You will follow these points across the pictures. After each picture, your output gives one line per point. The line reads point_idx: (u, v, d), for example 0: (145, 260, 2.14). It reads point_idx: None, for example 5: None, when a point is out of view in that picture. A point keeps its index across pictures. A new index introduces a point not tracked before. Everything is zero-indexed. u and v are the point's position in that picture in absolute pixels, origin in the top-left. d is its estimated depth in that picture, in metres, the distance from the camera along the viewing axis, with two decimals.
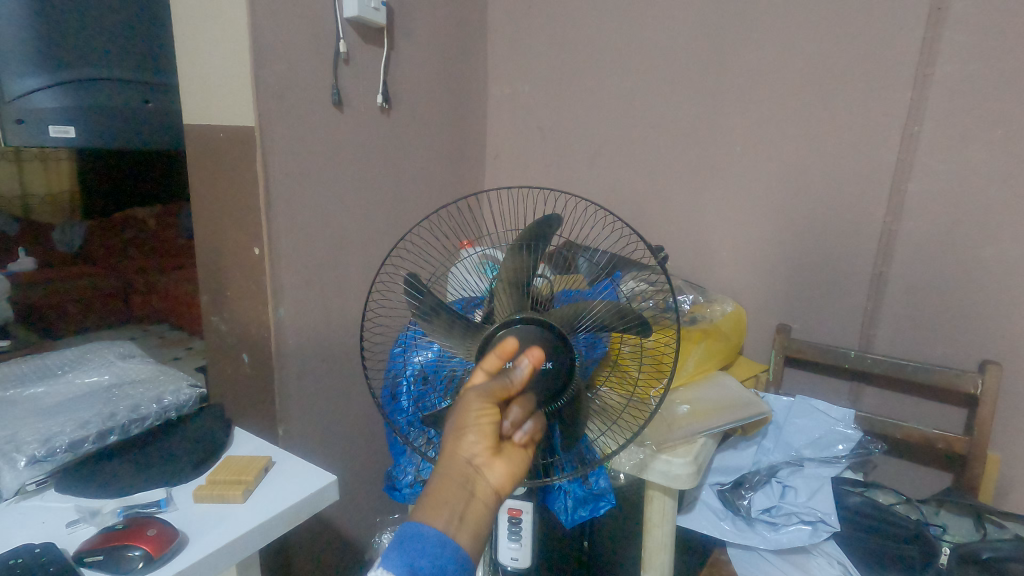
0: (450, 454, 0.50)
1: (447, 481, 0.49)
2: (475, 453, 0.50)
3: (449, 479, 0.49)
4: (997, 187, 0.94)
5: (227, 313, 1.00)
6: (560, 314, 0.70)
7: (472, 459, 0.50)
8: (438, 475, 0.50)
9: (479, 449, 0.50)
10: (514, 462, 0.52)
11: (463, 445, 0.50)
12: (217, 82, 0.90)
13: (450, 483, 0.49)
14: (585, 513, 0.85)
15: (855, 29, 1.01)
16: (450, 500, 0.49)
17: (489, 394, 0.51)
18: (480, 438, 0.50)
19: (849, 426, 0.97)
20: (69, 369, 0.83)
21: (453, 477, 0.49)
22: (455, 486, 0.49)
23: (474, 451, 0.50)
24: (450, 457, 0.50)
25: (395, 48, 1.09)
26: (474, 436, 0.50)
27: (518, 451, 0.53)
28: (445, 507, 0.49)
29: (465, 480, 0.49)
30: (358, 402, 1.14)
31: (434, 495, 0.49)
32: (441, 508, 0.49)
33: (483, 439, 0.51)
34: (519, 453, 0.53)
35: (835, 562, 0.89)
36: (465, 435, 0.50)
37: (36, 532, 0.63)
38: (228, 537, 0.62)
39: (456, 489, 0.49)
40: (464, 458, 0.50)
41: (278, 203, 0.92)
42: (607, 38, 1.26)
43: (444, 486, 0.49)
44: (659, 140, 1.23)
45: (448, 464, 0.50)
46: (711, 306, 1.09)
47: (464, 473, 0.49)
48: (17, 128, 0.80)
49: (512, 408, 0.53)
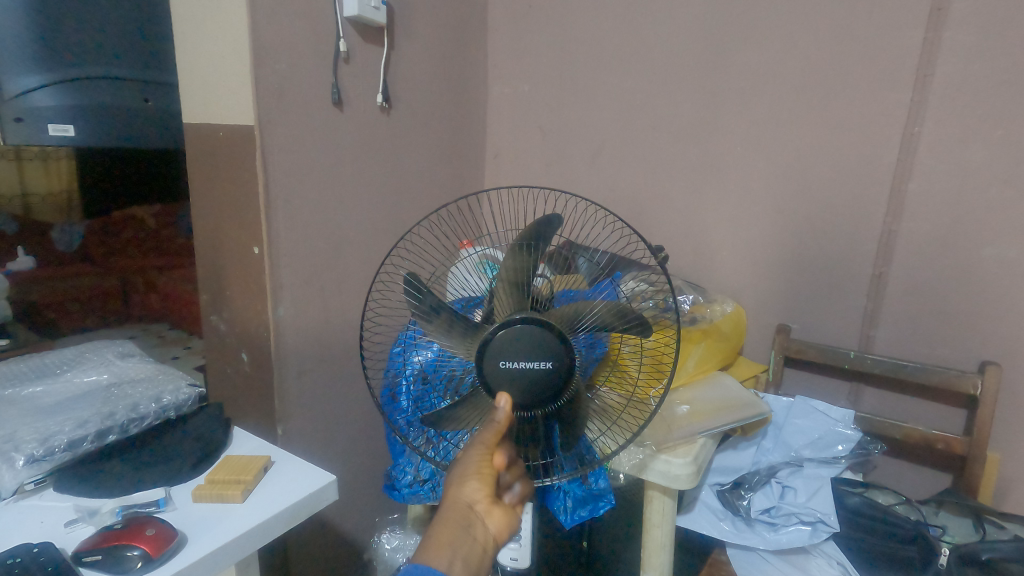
0: (453, 499, 0.56)
1: (450, 524, 0.54)
2: (475, 498, 0.57)
3: (452, 520, 0.55)
4: (997, 187, 0.94)
5: (226, 312, 1.00)
6: (560, 314, 0.70)
7: (473, 503, 0.57)
8: (441, 519, 0.55)
9: (479, 495, 0.57)
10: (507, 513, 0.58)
11: (465, 490, 0.57)
12: (217, 81, 0.90)
13: (453, 525, 0.55)
14: (585, 513, 0.85)
15: (856, 29, 1.01)
16: (454, 541, 0.53)
17: (488, 445, 0.60)
18: (481, 485, 0.58)
19: (849, 426, 0.97)
20: (68, 368, 0.83)
21: (456, 518, 0.55)
22: (458, 528, 0.54)
23: (475, 496, 0.57)
24: (452, 501, 0.56)
25: (396, 47, 1.09)
26: (475, 482, 0.57)
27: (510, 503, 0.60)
28: (448, 546, 0.53)
29: (467, 523, 0.55)
30: (358, 401, 1.14)
31: (437, 538, 0.53)
32: (444, 547, 0.53)
33: (484, 486, 0.58)
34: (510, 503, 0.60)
35: (835, 563, 0.89)
36: (467, 482, 0.57)
37: (35, 532, 0.62)
38: (228, 537, 0.62)
39: (459, 530, 0.54)
40: (466, 501, 0.56)
41: (278, 202, 0.92)
42: (607, 37, 1.26)
43: (447, 527, 0.54)
44: (659, 139, 1.23)
45: (451, 508, 0.56)
46: (712, 306, 1.09)
47: (465, 516, 0.55)
48: (17, 126, 0.80)
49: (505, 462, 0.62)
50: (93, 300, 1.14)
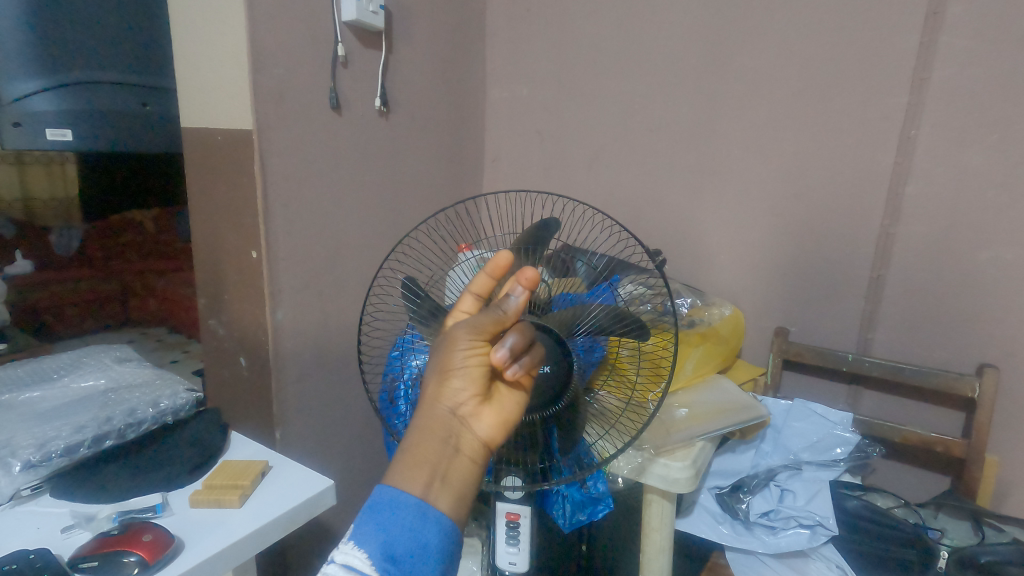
0: (433, 404, 0.51)
1: (429, 437, 0.49)
2: (460, 403, 0.50)
3: (431, 432, 0.49)
4: (994, 190, 0.95)
5: (224, 316, 1.00)
6: (559, 318, 0.70)
7: (456, 408, 0.50)
8: (420, 428, 0.50)
9: (465, 396, 0.51)
10: (500, 410, 0.53)
11: (447, 393, 0.50)
12: (215, 85, 0.90)
13: (433, 437, 0.49)
14: (584, 517, 0.85)
15: (853, 33, 1.02)
16: (433, 458, 0.49)
17: (478, 330, 0.51)
18: (466, 384, 0.51)
19: (848, 430, 0.96)
20: (65, 373, 0.83)
21: (438, 425, 0.50)
22: (437, 441, 0.49)
23: (459, 399, 0.51)
24: (433, 405, 0.51)
25: (394, 51, 1.09)
26: (460, 382, 0.51)
27: (508, 393, 0.54)
28: (427, 466, 0.49)
29: (450, 431, 0.50)
30: (356, 405, 1.14)
31: (415, 453, 0.49)
32: (420, 471, 0.48)
33: (469, 385, 0.51)
34: (507, 397, 0.54)
35: (834, 566, 0.88)
36: (451, 383, 0.51)
37: (31, 538, 0.62)
38: (225, 543, 0.62)
39: (441, 439, 0.50)
40: (450, 408, 0.50)
41: (276, 206, 0.92)
42: (605, 41, 1.26)
43: (426, 440, 0.49)
44: (657, 143, 1.23)
45: (433, 413, 0.50)
46: (710, 309, 1.10)
47: (448, 423, 0.50)
48: (15, 131, 0.80)
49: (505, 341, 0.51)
50: (93, 306, 1.17)
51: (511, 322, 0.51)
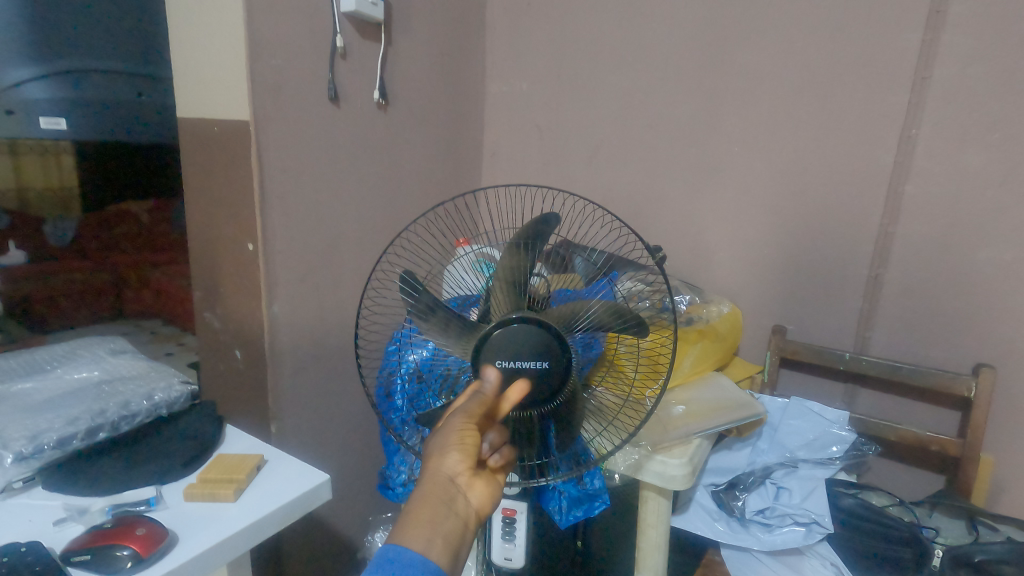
0: (432, 471, 0.51)
1: (429, 501, 0.49)
2: (457, 471, 0.52)
3: (430, 496, 0.50)
4: (994, 190, 0.95)
5: (220, 309, 0.99)
6: (557, 314, 0.70)
7: (454, 476, 0.52)
8: (419, 495, 0.50)
9: (462, 467, 0.52)
10: (488, 485, 0.54)
11: (445, 462, 0.52)
12: (212, 76, 0.89)
13: (432, 502, 0.49)
14: (580, 513, 0.85)
15: (854, 31, 1.01)
16: (434, 520, 0.48)
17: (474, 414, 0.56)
18: (463, 455, 0.53)
19: (844, 427, 0.96)
20: (58, 365, 0.82)
21: (436, 494, 0.50)
22: (437, 506, 0.49)
23: (457, 468, 0.52)
24: (432, 471, 0.51)
25: (393, 43, 1.08)
26: (457, 453, 0.52)
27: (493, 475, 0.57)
28: (427, 525, 0.48)
29: (449, 497, 0.50)
30: (352, 399, 1.13)
31: (414, 515, 0.48)
32: (422, 528, 0.47)
33: (466, 457, 0.53)
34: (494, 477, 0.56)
35: (829, 564, 0.89)
36: (449, 452, 0.52)
37: (23, 531, 0.62)
38: (218, 538, 0.61)
39: (439, 505, 0.49)
40: (447, 474, 0.51)
41: (273, 199, 0.91)
42: (606, 36, 1.25)
43: (425, 505, 0.49)
44: (657, 139, 1.23)
45: (432, 481, 0.51)
46: (708, 307, 1.10)
47: (446, 492, 0.50)
48: (7, 119, 0.78)
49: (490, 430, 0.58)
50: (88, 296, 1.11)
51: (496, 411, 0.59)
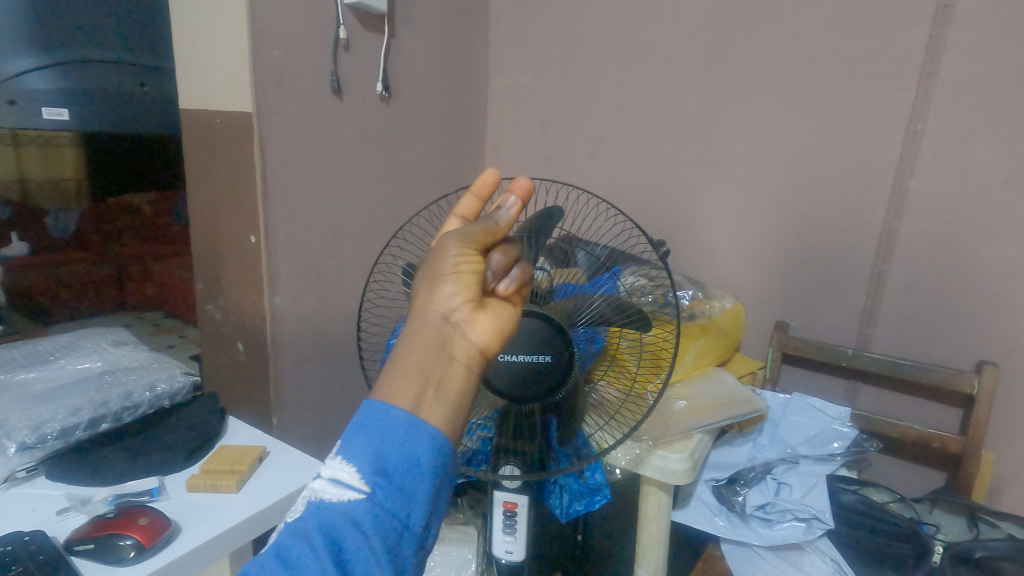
0: (423, 311, 0.45)
1: (419, 346, 0.44)
2: (451, 308, 0.45)
3: (421, 340, 0.44)
4: (999, 187, 0.94)
5: (222, 301, 0.99)
6: (559, 308, 0.70)
7: (448, 314, 0.45)
8: (408, 341, 0.44)
9: (458, 302, 0.45)
10: (496, 318, 0.47)
11: (438, 300, 0.45)
12: (215, 66, 0.88)
13: (423, 346, 0.44)
14: (581, 507, 0.85)
15: (861, 25, 1.01)
16: (424, 366, 0.43)
17: (469, 239, 0.47)
18: (459, 289, 0.46)
19: (845, 424, 0.97)
20: (61, 355, 0.82)
21: (428, 336, 0.44)
22: (429, 348, 0.44)
23: (451, 305, 0.45)
24: (422, 313, 0.45)
25: (396, 35, 1.08)
26: (450, 288, 0.45)
27: (502, 302, 0.48)
28: (416, 378, 0.43)
29: (443, 339, 0.44)
30: (353, 392, 1.14)
31: (403, 366, 0.43)
32: (410, 382, 0.43)
33: (461, 291, 0.46)
34: (505, 308, 0.48)
35: (828, 560, 0.90)
36: (442, 287, 0.45)
37: (26, 520, 0.62)
38: (220, 528, 0.61)
39: (431, 352, 0.44)
40: (440, 315, 0.45)
41: (275, 191, 0.91)
42: (609, 29, 1.25)
43: (415, 350, 0.44)
44: (660, 134, 1.22)
45: (421, 323, 0.45)
46: (711, 301, 1.09)
47: (439, 334, 0.44)
48: (10, 109, 0.78)
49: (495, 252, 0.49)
50: (89, 288, 1.12)
51: (502, 234, 0.49)
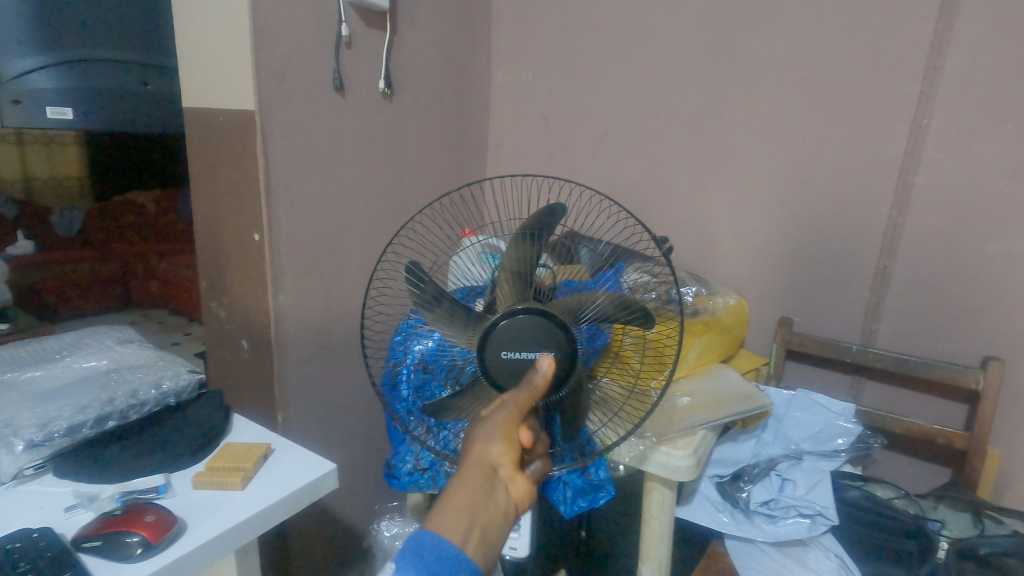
0: (476, 459, 0.52)
1: (469, 489, 0.50)
2: (501, 462, 0.52)
3: (472, 483, 0.50)
4: (1005, 181, 0.93)
5: (226, 299, 1.00)
6: (562, 305, 0.70)
7: (497, 467, 0.52)
8: (461, 482, 0.51)
9: (506, 459, 0.52)
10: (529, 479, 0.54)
11: (490, 452, 0.52)
12: (217, 65, 0.88)
13: (472, 490, 0.50)
14: (585, 503, 0.85)
15: (865, 18, 1.00)
16: (471, 509, 0.49)
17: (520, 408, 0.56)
18: (508, 447, 0.53)
19: (850, 420, 0.96)
20: (67, 354, 0.83)
21: (477, 482, 0.51)
22: (477, 494, 0.50)
23: (500, 459, 0.52)
24: (475, 460, 0.52)
25: (398, 32, 1.07)
26: (503, 444, 0.53)
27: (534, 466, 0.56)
28: (464, 515, 0.49)
29: (489, 488, 0.51)
30: (358, 389, 1.14)
31: (454, 503, 0.49)
32: (459, 518, 0.48)
33: (511, 450, 0.53)
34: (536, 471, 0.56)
35: (832, 556, 0.89)
36: (494, 442, 0.53)
37: (34, 517, 0.62)
38: (226, 525, 0.62)
39: (478, 497, 0.50)
40: (490, 466, 0.52)
41: (278, 189, 0.91)
42: (612, 24, 1.24)
43: (465, 491, 0.50)
44: (664, 129, 1.22)
45: (472, 468, 0.52)
46: (714, 298, 1.08)
47: (488, 483, 0.51)
48: (15, 108, 0.79)
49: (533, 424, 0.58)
50: None
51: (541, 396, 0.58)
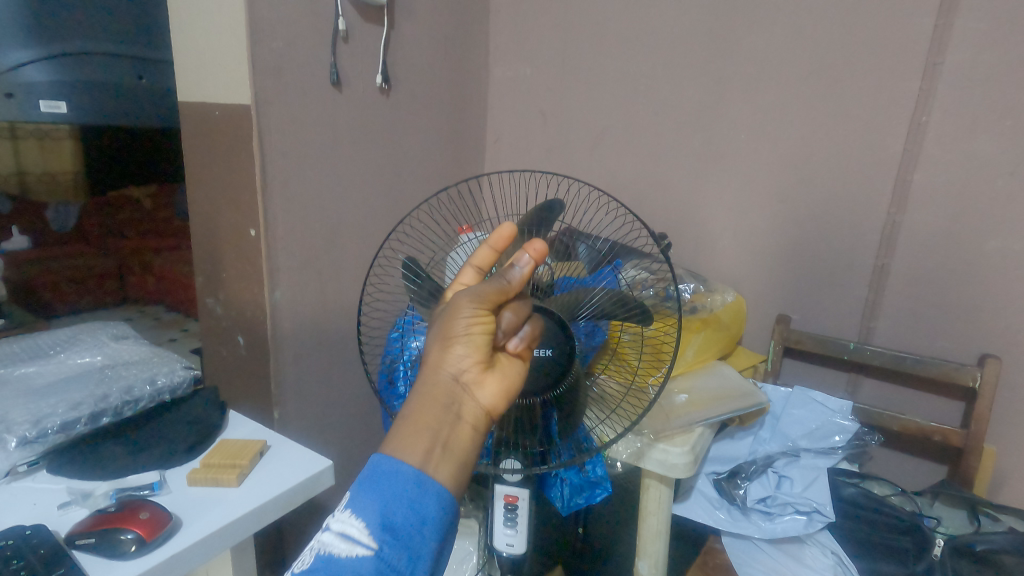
0: (434, 371, 0.47)
1: (429, 404, 0.46)
2: (463, 370, 0.47)
3: (432, 397, 0.46)
4: (1004, 179, 0.93)
5: (222, 295, 0.99)
6: (560, 302, 0.70)
7: (459, 374, 0.47)
8: (420, 396, 0.47)
9: (469, 363, 0.48)
10: (502, 378, 0.50)
11: (449, 360, 0.47)
12: (213, 59, 0.88)
13: (433, 404, 0.46)
14: (582, 500, 0.85)
15: (865, 14, 0.99)
16: (433, 424, 0.45)
17: (481, 299, 0.49)
18: (470, 350, 0.48)
19: (847, 418, 0.95)
20: (61, 350, 0.82)
21: (438, 394, 0.46)
22: (438, 408, 0.46)
23: (462, 365, 0.47)
24: (434, 371, 0.47)
25: (395, 27, 1.07)
26: (462, 348, 0.48)
27: (509, 362, 0.51)
28: (426, 435, 0.45)
29: (453, 399, 0.47)
30: (355, 385, 1.14)
31: (414, 421, 0.46)
32: (420, 439, 0.45)
33: (473, 352, 0.48)
34: (511, 367, 0.51)
35: (829, 552, 0.90)
36: (454, 349, 0.48)
37: (27, 514, 0.62)
38: (221, 521, 0.61)
39: (441, 410, 0.46)
40: (452, 375, 0.47)
41: (274, 184, 0.90)
42: (611, 20, 1.23)
43: (426, 407, 0.46)
44: (662, 125, 1.21)
45: (432, 380, 0.47)
46: (712, 295, 1.08)
47: (451, 393, 0.47)
48: (7, 102, 0.77)
49: (505, 312, 0.52)
50: (90, 283, 1.10)
51: (514, 292, 0.51)
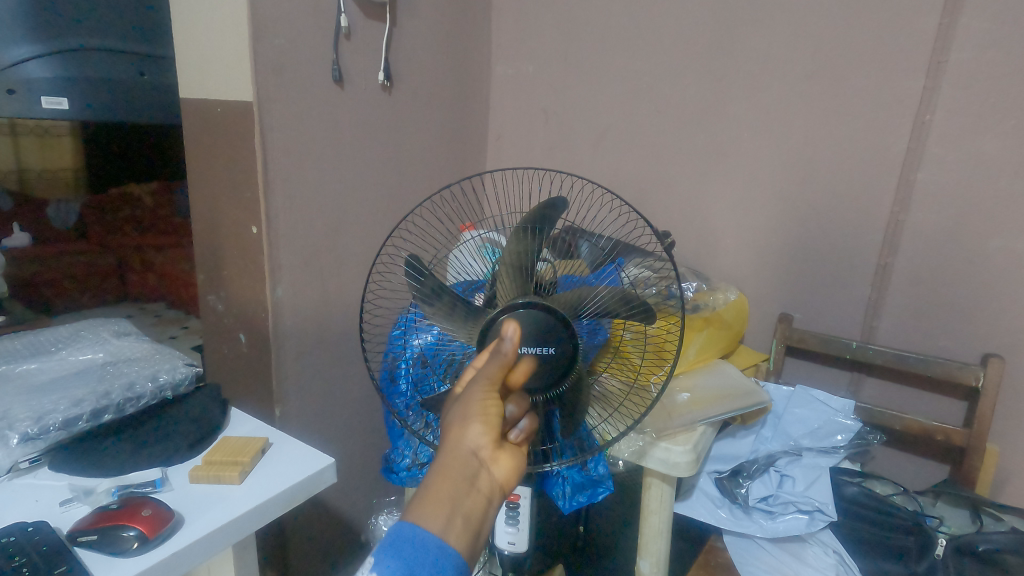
0: (453, 444, 0.46)
1: (448, 477, 0.45)
2: (480, 445, 0.46)
3: (450, 471, 0.45)
4: (1008, 178, 0.93)
5: (224, 292, 0.99)
6: (563, 300, 0.69)
7: (476, 450, 0.46)
8: (438, 470, 0.45)
9: (485, 440, 0.47)
10: (515, 456, 0.49)
11: (467, 435, 0.46)
12: (214, 56, 0.87)
13: (452, 477, 0.45)
14: (584, 499, 0.85)
15: (868, 12, 0.99)
16: (452, 497, 0.44)
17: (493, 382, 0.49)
18: (486, 428, 0.47)
19: (849, 417, 0.96)
20: (63, 346, 0.82)
21: (457, 469, 0.45)
22: (457, 482, 0.45)
23: (480, 442, 0.46)
24: (452, 446, 0.46)
25: (397, 24, 1.06)
26: (479, 425, 0.47)
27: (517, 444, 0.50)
28: (446, 506, 0.44)
29: (471, 473, 0.45)
30: (356, 383, 1.14)
31: (433, 492, 0.44)
32: (441, 507, 0.44)
33: (488, 430, 0.47)
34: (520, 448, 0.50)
35: (830, 551, 0.89)
36: (471, 424, 0.47)
37: (29, 510, 0.62)
38: (222, 520, 0.61)
39: (461, 483, 0.45)
40: (470, 449, 0.46)
41: (276, 181, 0.90)
42: (613, 17, 1.23)
43: (445, 480, 0.44)
44: (665, 123, 1.21)
45: (450, 454, 0.46)
46: (715, 294, 1.08)
47: (469, 467, 0.45)
48: (8, 98, 0.77)
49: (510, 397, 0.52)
50: (90, 280, 1.09)
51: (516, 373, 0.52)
